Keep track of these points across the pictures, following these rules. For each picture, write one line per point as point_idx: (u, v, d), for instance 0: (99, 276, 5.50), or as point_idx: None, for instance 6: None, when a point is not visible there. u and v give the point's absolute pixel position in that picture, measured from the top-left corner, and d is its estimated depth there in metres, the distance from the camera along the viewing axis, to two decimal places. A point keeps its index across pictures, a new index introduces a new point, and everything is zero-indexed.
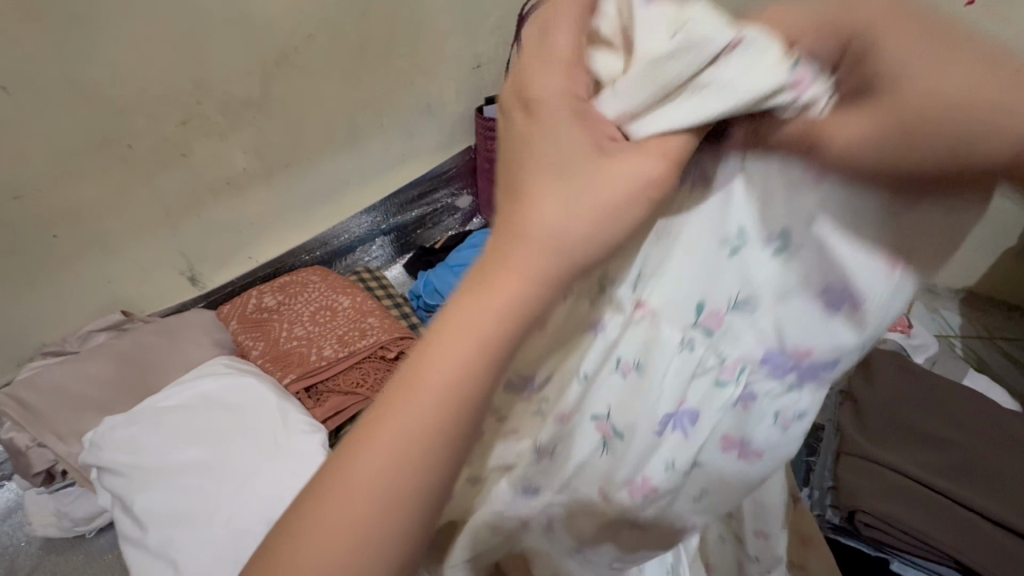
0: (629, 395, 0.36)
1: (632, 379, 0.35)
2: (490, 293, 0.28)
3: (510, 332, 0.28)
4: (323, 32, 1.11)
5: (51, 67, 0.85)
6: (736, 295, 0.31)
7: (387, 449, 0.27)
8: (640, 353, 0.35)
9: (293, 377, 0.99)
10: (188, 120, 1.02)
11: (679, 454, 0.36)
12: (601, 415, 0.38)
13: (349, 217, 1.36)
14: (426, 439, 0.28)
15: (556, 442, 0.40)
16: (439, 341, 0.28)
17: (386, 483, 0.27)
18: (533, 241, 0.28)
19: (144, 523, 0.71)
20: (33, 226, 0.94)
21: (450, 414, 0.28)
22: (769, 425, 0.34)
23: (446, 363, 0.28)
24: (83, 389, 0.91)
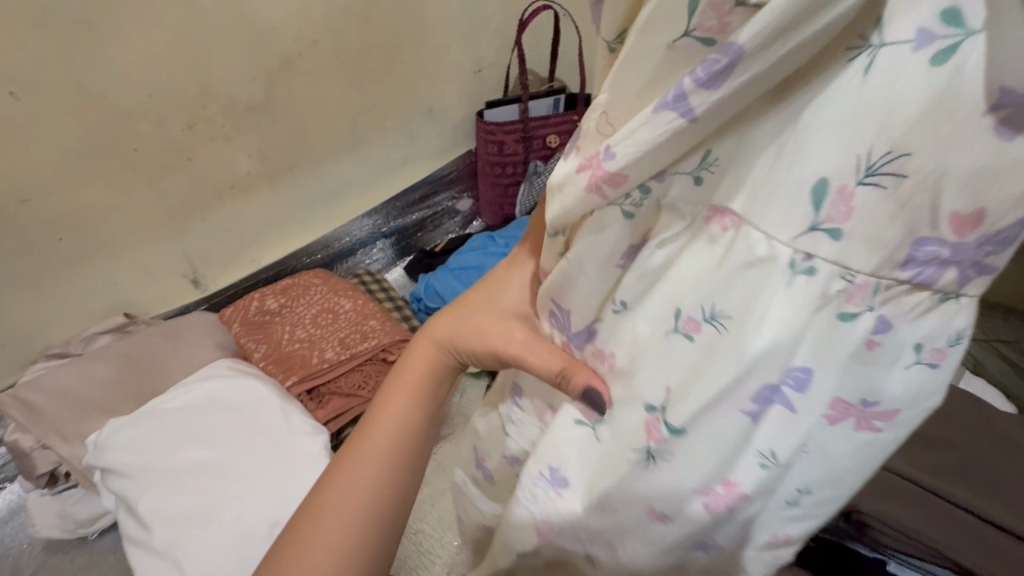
0: (704, 356, 0.33)
1: (720, 331, 0.32)
2: (422, 354, 0.51)
3: (439, 372, 0.50)
4: (328, 37, 1.13)
5: (60, 71, 0.87)
6: (798, 248, 0.29)
7: (362, 464, 0.45)
8: (727, 295, 0.32)
9: (295, 379, 1.00)
10: (194, 124, 1.03)
11: (775, 445, 0.33)
12: (656, 405, 0.36)
13: (351, 220, 1.37)
14: (395, 449, 0.46)
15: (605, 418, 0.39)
16: (393, 390, 0.49)
17: (362, 486, 0.44)
18: (453, 330, 0.50)
19: (150, 524, 0.71)
20: (39, 228, 0.94)
21: (404, 436, 0.47)
22: (905, 364, 0.30)
23: (401, 400, 0.48)
24: (88, 390, 0.92)
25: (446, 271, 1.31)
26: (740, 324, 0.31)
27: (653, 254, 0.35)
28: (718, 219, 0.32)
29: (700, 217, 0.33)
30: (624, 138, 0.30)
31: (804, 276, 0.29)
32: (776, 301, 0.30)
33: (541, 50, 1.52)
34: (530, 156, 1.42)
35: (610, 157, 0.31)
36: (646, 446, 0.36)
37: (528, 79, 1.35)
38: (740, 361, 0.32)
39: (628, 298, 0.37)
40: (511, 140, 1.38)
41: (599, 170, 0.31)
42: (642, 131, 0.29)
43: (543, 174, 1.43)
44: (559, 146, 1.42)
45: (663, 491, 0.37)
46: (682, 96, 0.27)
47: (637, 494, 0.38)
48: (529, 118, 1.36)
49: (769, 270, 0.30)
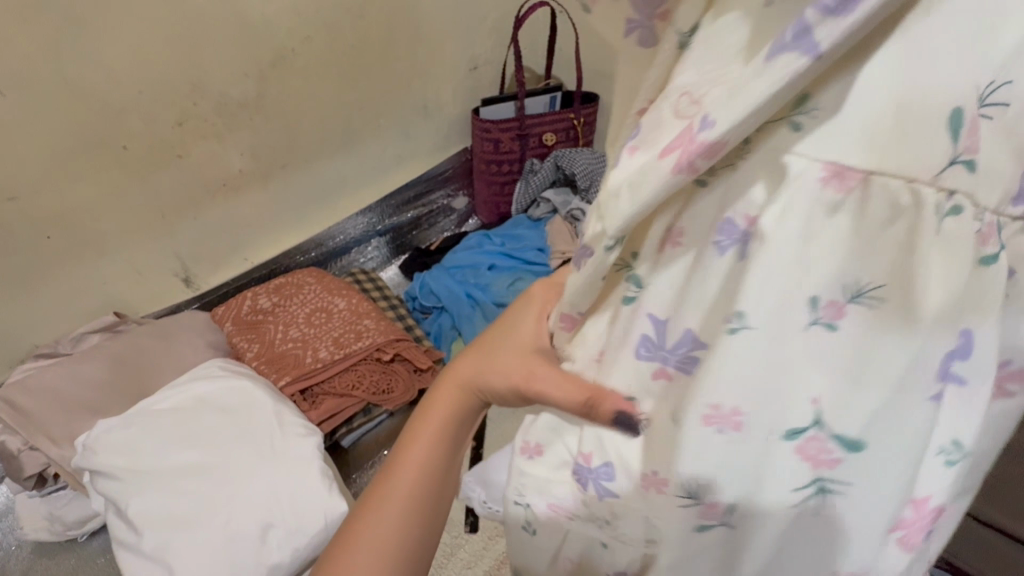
0: (854, 360, 0.26)
1: (879, 309, 0.25)
2: (441, 394, 0.48)
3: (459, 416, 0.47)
4: (321, 33, 1.11)
5: (47, 67, 0.85)
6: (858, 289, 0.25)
7: (381, 509, 0.44)
8: (876, 260, 0.24)
9: (288, 379, 0.98)
10: (184, 120, 1.01)
11: (960, 432, 0.27)
12: (806, 426, 0.27)
13: (346, 218, 1.36)
14: (409, 494, 0.44)
15: (748, 490, 0.29)
16: (414, 431, 0.47)
17: (382, 535, 0.43)
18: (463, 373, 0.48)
19: (138, 526, 0.70)
20: (27, 226, 0.93)
21: (422, 481, 0.45)
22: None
23: (417, 446, 0.46)
24: (77, 391, 0.91)
25: (441, 270, 1.30)
26: (897, 305, 0.25)
27: (765, 231, 0.25)
28: (836, 183, 0.24)
29: (817, 181, 0.24)
30: (725, 102, 0.23)
31: (951, 219, 0.23)
32: (937, 271, 0.23)
33: (537, 47, 1.51)
34: (526, 154, 1.42)
35: (707, 126, 0.23)
36: (815, 481, 0.28)
37: (524, 76, 1.34)
38: (890, 375, 0.25)
39: (754, 311, 0.26)
40: (507, 138, 1.38)
41: (692, 144, 0.23)
42: (752, 85, 0.22)
43: (540, 172, 1.41)
44: (555, 144, 1.42)
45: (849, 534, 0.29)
46: (806, 28, 0.20)
47: (811, 537, 0.30)
48: (525, 116, 1.36)
49: (914, 221, 0.23)
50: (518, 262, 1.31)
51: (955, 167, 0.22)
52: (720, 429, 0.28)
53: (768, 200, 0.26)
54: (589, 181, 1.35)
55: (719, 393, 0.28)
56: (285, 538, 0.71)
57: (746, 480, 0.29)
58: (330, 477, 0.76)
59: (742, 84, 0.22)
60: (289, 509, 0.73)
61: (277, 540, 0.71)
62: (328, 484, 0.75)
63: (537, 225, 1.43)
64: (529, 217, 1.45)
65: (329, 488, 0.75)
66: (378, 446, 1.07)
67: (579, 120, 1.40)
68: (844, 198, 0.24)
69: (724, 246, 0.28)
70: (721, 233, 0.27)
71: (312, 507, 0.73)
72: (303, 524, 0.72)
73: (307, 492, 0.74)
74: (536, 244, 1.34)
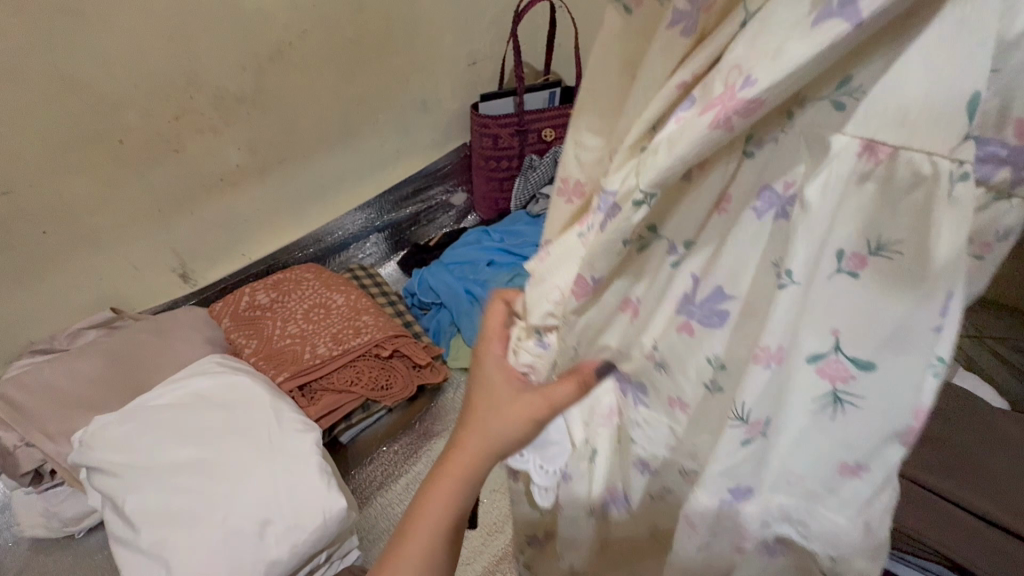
0: (864, 305, 0.30)
1: (896, 261, 0.28)
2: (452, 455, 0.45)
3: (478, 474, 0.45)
4: (318, 27, 1.10)
5: (41, 60, 0.84)
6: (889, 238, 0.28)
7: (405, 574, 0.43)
8: (896, 222, 0.28)
9: (286, 375, 0.98)
10: (181, 115, 1.00)
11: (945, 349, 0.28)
12: (825, 349, 0.31)
13: (344, 214, 1.35)
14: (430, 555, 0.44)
15: (775, 412, 0.33)
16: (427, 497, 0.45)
17: None
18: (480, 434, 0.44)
19: (136, 523, 0.69)
20: (22, 221, 0.92)
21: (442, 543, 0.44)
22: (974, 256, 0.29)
23: (437, 507, 0.44)
24: (74, 387, 0.90)
25: (440, 266, 1.30)
26: (913, 250, 0.28)
27: (808, 200, 0.29)
28: (868, 156, 0.28)
29: (852, 154, 0.28)
30: (768, 63, 0.25)
31: (960, 183, 0.25)
32: (946, 224, 0.26)
33: (537, 43, 1.51)
34: (525, 150, 1.41)
35: (749, 85, 0.26)
36: (830, 397, 0.32)
37: (523, 72, 1.33)
38: (888, 320, 0.29)
39: (799, 267, 0.30)
40: (506, 134, 1.37)
41: (731, 101, 0.27)
42: (793, 48, 0.25)
43: (538, 168, 1.41)
44: (554, 140, 1.41)
45: (854, 452, 0.32)
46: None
47: (824, 452, 0.33)
48: (525, 111, 1.35)
49: (930, 191, 0.26)
50: (517, 258, 1.30)
51: (969, 142, 0.25)
52: (762, 364, 0.33)
53: (809, 172, 0.30)
54: None
55: (765, 334, 0.32)
56: (283, 534, 0.70)
57: (772, 398, 0.33)
58: (329, 473, 0.76)
59: (784, 45, 0.25)
60: (288, 505, 0.72)
61: (275, 536, 0.70)
62: (326, 479, 0.75)
63: (536, 221, 1.43)
64: (528, 213, 1.45)
65: (328, 484, 0.75)
66: (376, 442, 1.06)
67: None
68: (873, 168, 0.28)
69: (763, 209, 0.32)
70: (761, 199, 0.32)
71: (311, 503, 0.73)
72: (301, 520, 0.72)
73: (306, 488, 0.74)
74: (535, 240, 1.33)
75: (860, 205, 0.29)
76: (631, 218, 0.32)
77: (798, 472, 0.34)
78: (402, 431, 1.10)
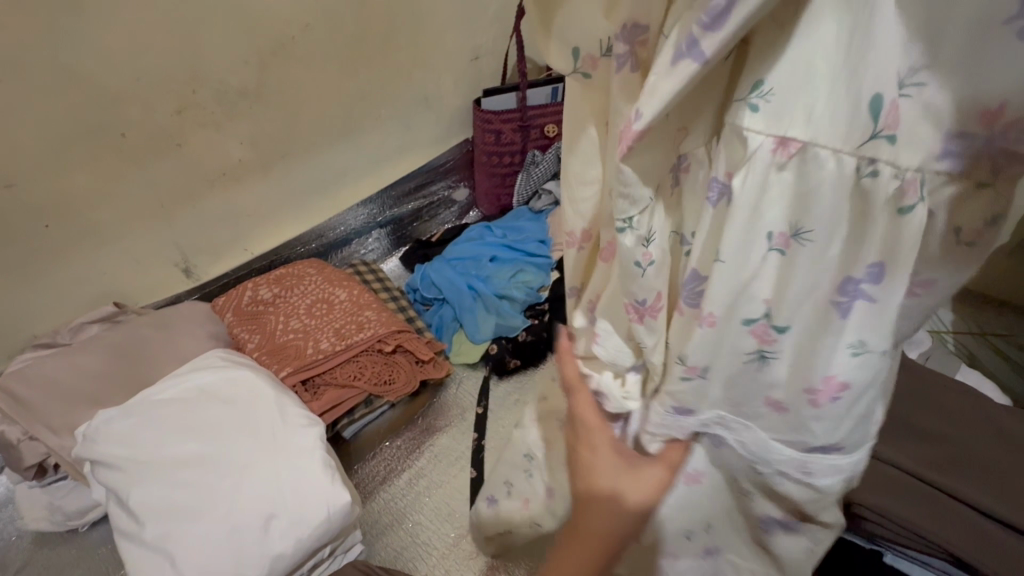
0: (790, 279, 0.33)
1: (813, 242, 0.31)
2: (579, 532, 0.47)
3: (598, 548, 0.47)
4: (321, 21, 1.09)
5: (43, 53, 0.84)
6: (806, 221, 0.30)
7: None
8: (812, 207, 0.30)
9: (289, 370, 0.98)
10: (184, 108, 1.00)
11: (864, 333, 0.32)
12: (756, 316, 0.35)
13: (347, 210, 1.35)
14: None
15: (711, 360, 0.38)
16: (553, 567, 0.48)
17: None
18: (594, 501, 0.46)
19: (140, 517, 0.69)
20: (24, 214, 0.92)
21: None
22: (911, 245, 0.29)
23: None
24: (78, 381, 0.90)
25: (442, 262, 1.29)
26: (827, 234, 0.30)
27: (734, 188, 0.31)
28: (781, 150, 0.29)
29: (768, 149, 0.29)
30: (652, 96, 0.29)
31: (870, 179, 0.28)
32: (853, 216, 0.29)
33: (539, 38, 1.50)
34: (527, 146, 1.41)
35: (638, 118, 0.29)
36: (757, 355, 0.37)
37: (525, 67, 1.32)
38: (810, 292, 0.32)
39: (778, 232, 0.31)
40: (508, 129, 1.37)
41: (629, 132, 0.30)
42: (663, 82, 0.28)
43: (541, 164, 1.42)
44: (556, 136, 1.41)
45: (781, 399, 0.38)
46: (695, 41, 0.27)
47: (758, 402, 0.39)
48: (527, 107, 1.35)
49: (844, 180, 0.28)
50: (519, 254, 1.30)
51: (874, 141, 0.27)
52: (699, 324, 0.36)
53: (735, 160, 0.31)
54: None
55: (707, 300, 0.35)
56: (287, 529, 0.70)
57: (707, 356, 0.37)
58: (332, 468, 0.76)
59: (656, 81, 0.29)
60: (292, 499, 0.72)
61: (279, 530, 0.70)
62: (330, 474, 0.75)
63: (539, 217, 1.43)
64: (531, 208, 1.45)
65: (332, 477, 0.75)
66: (380, 437, 1.06)
67: None
68: (787, 161, 0.29)
69: (715, 199, 0.33)
70: (712, 187, 0.33)
71: (314, 497, 0.73)
72: (305, 515, 0.71)
73: (310, 482, 0.74)
74: (537, 236, 1.33)
75: (792, 190, 0.30)
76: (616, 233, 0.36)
77: (735, 418, 0.41)
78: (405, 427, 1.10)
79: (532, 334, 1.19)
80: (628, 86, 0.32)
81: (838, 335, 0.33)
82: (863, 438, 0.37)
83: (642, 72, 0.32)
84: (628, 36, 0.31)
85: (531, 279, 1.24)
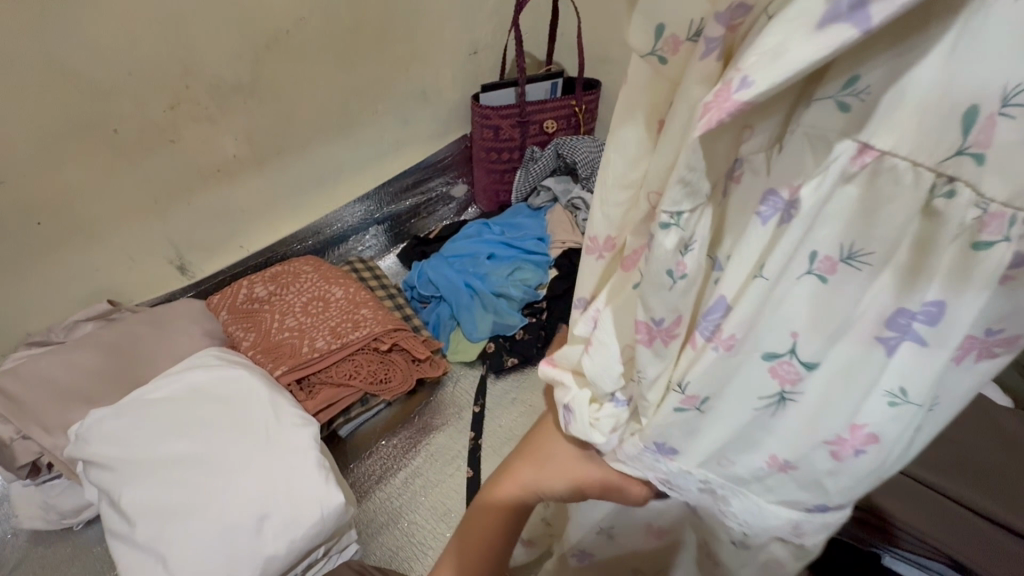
0: (829, 312, 0.31)
1: (865, 270, 0.29)
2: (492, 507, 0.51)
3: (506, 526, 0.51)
4: (315, 14, 1.08)
5: (32, 46, 0.82)
6: (857, 249, 0.29)
7: None
8: (872, 230, 0.28)
9: (284, 368, 0.97)
10: (177, 104, 0.99)
11: (906, 381, 0.31)
12: (780, 352, 0.34)
13: (343, 206, 1.34)
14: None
15: (714, 392, 0.37)
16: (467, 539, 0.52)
17: None
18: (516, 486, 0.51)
19: (131, 517, 0.68)
20: (16, 211, 0.91)
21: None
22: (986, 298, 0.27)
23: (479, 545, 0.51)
24: (72, 379, 0.90)
25: (440, 259, 1.28)
26: (882, 259, 0.29)
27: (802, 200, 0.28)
28: (859, 159, 0.27)
29: (849, 157, 0.27)
30: (767, 60, 0.23)
31: (944, 200, 0.25)
32: (912, 242, 0.28)
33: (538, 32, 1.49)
34: (526, 142, 1.40)
35: (745, 87, 0.24)
36: (776, 396, 0.36)
37: (525, 62, 1.31)
38: (837, 318, 0.31)
39: (823, 250, 0.30)
40: (507, 125, 1.36)
41: (727, 102, 0.24)
42: (795, 47, 0.22)
43: (540, 160, 1.40)
44: (556, 132, 1.41)
45: (788, 441, 0.37)
46: (863, 1, 0.21)
47: (764, 439, 0.38)
48: (526, 102, 1.34)
49: (919, 200, 0.26)
50: (517, 251, 1.30)
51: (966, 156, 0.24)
52: (715, 348, 0.35)
53: (809, 171, 0.28)
54: (591, 170, 1.35)
55: (726, 321, 0.34)
56: (281, 529, 0.70)
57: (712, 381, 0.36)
58: (327, 467, 0.76)
59: (785, 44, 0.23)
60: (286, 499, 0.72)
61: (273, 530, 0.70)
62: (324, 473, 0.75)
63: (537, 214, 1.42)
64: (529, 205, 1.44)
65: (326, 477, 0.74)
66: (375, 436, 1.06)
67: (581, 107, 1.39)
68: (860, 171, 0.27)
69: (767, 215, 0.30)
70: (765, 204, 0.30)
71: (308, 497, 0.72)
72: (298, 515, 0.71)
73: (304, 481, 0.73)
74: (535, 233, 1.33)
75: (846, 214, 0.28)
76: (662, 244, 0.31)
77: (729, 452, 0.40)
78: (401, 425, 1.09)
79: (529, 333, 1.19)
80: (710, 77, 0.28)
81: (873, 380, 0.32)
82: (853, 494, 0.37)
83: (725, 61, 0.27)
84: (728, 16, 0.26)
85: (530, 279, 1.25)
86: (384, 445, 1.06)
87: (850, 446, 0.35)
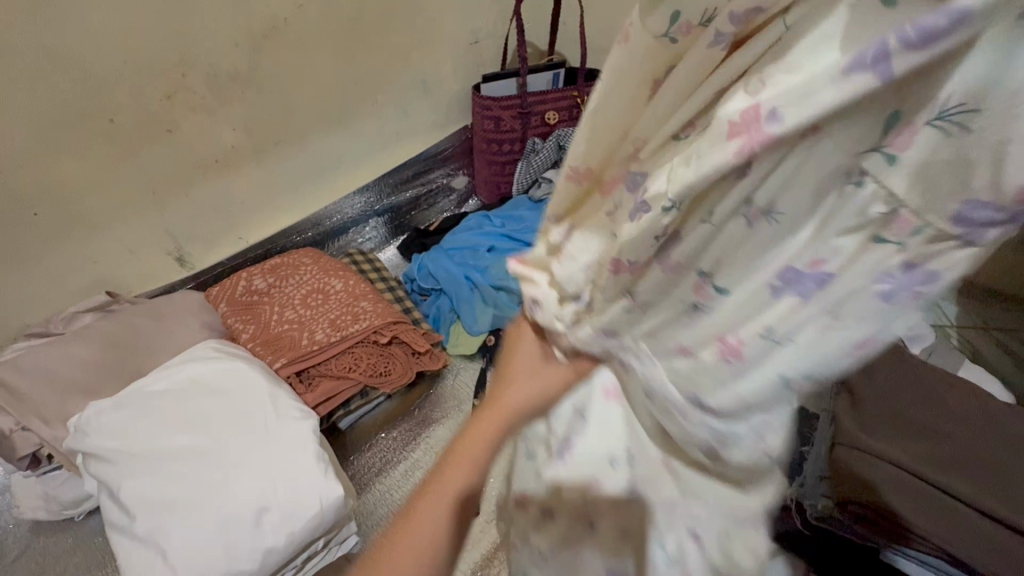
0: (749, 245, 0.30)
1: (774, 226, 0.29)
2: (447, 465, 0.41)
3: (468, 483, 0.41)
4: (313, 2, 1.06)
5: (26, 35, 0.81)
6: (779, 207, 0.29)
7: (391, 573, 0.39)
8: (798, 187, 0.28)
9: (283, 361, 0.96)
10: (173, 93, 0.98)
11: (799, 337, 0.30)
12: (697, 269, 0.33)
13: (343, 198, 1.34)
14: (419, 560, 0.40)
15: (641, 316, 0.35)
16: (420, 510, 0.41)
17: None
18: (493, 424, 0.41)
19: (131, 510, 0.68)
20: (11, 203, 0.90)
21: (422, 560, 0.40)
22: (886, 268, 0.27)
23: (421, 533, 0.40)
24: (71, 371, 0.90)
25: (439, 252, 1.27)
26: (797, 215, 0.29)
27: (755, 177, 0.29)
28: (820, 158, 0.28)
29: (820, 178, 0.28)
30: (796, 100, 0.25)
31: (854, 189, 0.27)
32: (823, 215, 0.28)
33: (540, 22, 1.47)
34: (527, 133, 1.38)
35: (775, 119, 0.25)
36: (688, 313, 0.34)
37: (525, 52, 1.28)
38: (755, 252, 0.30)
39: (764, 199, 0.29)
40: (508, 116, 1.35)
41: (758, 134, 0.26)
42: (823, 92, 0.24)
43: (541, 152, 1.38)
44: (556, 123, 1.38)
45: (683, 377, 0.35)
46: (888, 54, 0.23)
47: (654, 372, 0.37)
48: (527, 93, 1.33)
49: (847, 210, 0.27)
50: (518, 243, 1.28)
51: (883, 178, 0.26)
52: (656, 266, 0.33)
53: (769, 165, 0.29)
54: None
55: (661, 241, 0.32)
56: (279, 522, 0.70)
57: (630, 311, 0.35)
58: (325, 460, 0.76)
59: (811, 83, 0.24)
60: (285, 492, 0.72)
61: (271, 524, 0.70)
62: (322, 467, 0.74)
63: (539, 206, 1.40)
64: (530, 197, 1.42)
65: (325, 470, 0.74)
66: (375, 428, 1.06)
67: (581, 97, 1.36)
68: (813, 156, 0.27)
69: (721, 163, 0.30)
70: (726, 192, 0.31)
71: (307, 490, 0.72)
72: (297, 508, 0.71)
73: (303, 474, 0.73)
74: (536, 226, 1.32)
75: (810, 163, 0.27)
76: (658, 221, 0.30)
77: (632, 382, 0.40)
78: (401, 417, 1.10)
79: None
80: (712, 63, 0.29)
81: (762, 320, 0.31)
82: (726, 437, 0.37)
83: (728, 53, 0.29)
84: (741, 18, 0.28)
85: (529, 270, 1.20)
86: (384, 437, 1.07)
87: (733, 379, 0.33)
